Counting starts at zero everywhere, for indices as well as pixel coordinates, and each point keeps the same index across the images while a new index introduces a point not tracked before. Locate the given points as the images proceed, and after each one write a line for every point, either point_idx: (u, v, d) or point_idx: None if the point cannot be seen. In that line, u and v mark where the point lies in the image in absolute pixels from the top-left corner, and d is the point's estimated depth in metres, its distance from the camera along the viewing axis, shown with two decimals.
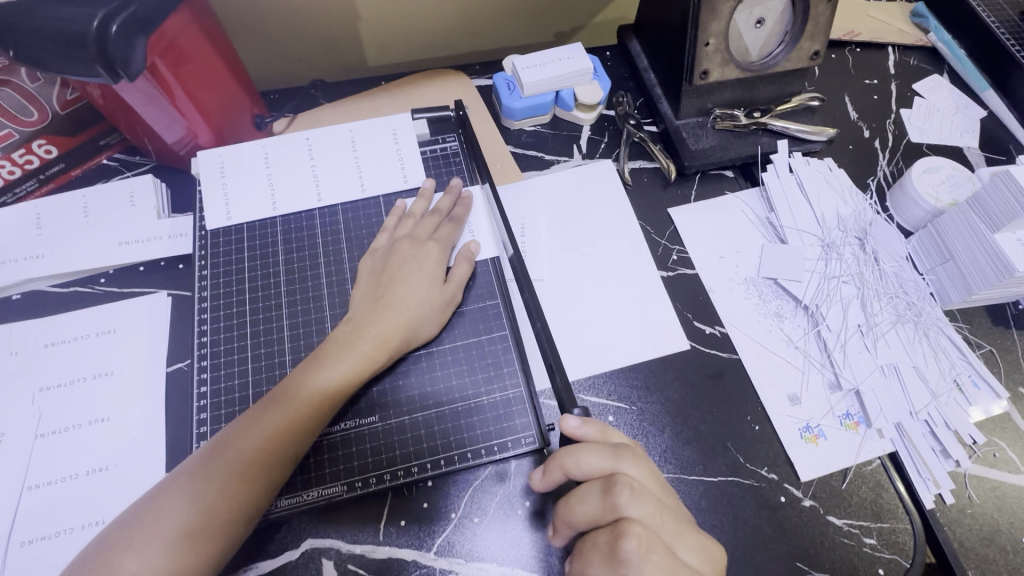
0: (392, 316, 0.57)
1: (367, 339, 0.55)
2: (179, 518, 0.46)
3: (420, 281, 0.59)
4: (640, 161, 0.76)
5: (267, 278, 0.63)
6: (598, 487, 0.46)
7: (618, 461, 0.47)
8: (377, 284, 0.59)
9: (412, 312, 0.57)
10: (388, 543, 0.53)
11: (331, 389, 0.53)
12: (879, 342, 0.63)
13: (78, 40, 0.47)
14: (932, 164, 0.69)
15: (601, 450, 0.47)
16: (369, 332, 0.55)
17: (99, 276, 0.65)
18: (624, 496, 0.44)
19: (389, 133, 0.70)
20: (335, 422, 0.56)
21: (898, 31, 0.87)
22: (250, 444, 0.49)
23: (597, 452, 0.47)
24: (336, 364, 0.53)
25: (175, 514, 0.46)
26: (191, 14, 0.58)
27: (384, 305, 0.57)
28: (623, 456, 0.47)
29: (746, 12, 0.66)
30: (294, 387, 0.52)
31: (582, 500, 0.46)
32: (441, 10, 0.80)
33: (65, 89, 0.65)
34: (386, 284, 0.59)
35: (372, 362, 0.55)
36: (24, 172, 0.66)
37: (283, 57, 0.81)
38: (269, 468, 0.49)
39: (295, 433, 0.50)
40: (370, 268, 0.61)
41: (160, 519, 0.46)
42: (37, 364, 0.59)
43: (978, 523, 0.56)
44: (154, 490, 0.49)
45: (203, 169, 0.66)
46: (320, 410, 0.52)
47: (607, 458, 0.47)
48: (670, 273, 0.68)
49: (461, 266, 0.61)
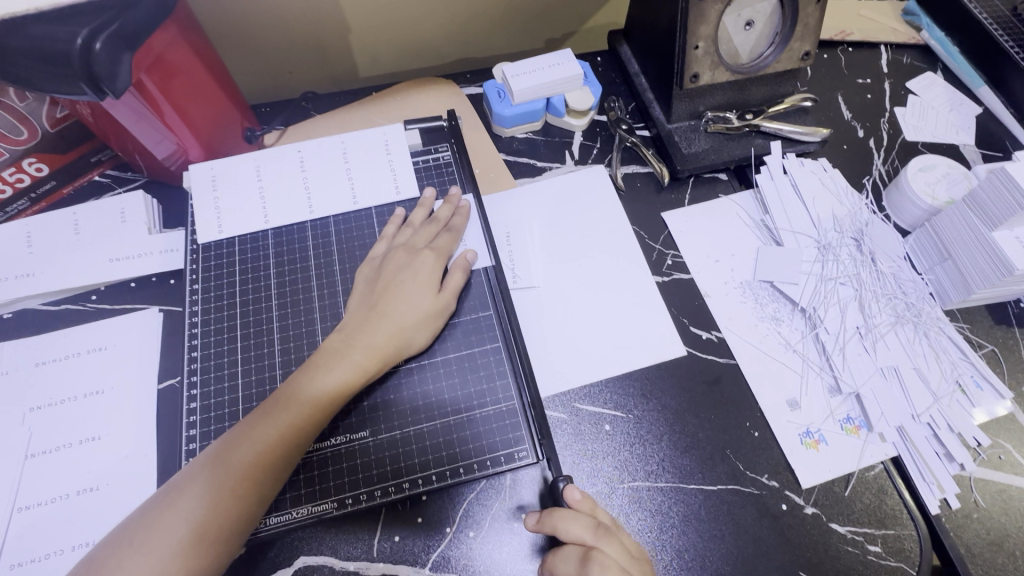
0: (382, 328, 0.56)
1: (358, 349, 0.55)
2: (173, 533, 0.46)
3: (412, 291, 0.58)
4: (632, 166, 0.75)
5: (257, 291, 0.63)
6: (575, 556, 0.47)
7: (599, 538, 0.48)
8: (370, 292, 0.59)
9: (406, 319, 0.57)
10: (383, 559, 0.52)
11: (325, 398, 0.52)
12: (879, 343, 0.62)
13: (61, 59, 0.47)
14: (927, 163, 0.69)
15: (585, 524, 0.48)
16: (360, 343, 0.55)
17: (91, 293, 0.64)
18: (595, 571, 0.45)
19: (380, 144, 0.70)
20: (324, 439, 0.55)
21: (890, 29, 0.87)
22: (245, 456, 0.49)
23: (581, 525, 0.48)
24: (330, 373, 0.53)
25: (168, 530, 0.46)
26: (178, 30, 0.58)
27: (377, 314, 0.57)
28: (604, 536, 0.48)
29: (734, 15, 0.66)
30: (289, 396, 0.52)
31: (561, 562, 0.48)
32: (431, 21, 0.81)
33: (54, 108, 0.64)
34: (378, 294, 0.58)
35: (362, 373, 0.54)
36: (15, 191, 0.66)
37: (274, 70, 0.81)
38: (265, 479, 0.49)
39: (289, 442, 0.50)
40: (363, 282, 0.61)
41: (154, 535, 0.46)
42: (28, 384, 0.58)
43: (986, 528, 0.55)
44: (147, 503, 0.48)
45: (195, 183, 0.66)
46: (314, 420, 0.52)
47: (588, 533, 0.48)
48: (665, 277, 0.68)
49: (456, 275, 0.61)
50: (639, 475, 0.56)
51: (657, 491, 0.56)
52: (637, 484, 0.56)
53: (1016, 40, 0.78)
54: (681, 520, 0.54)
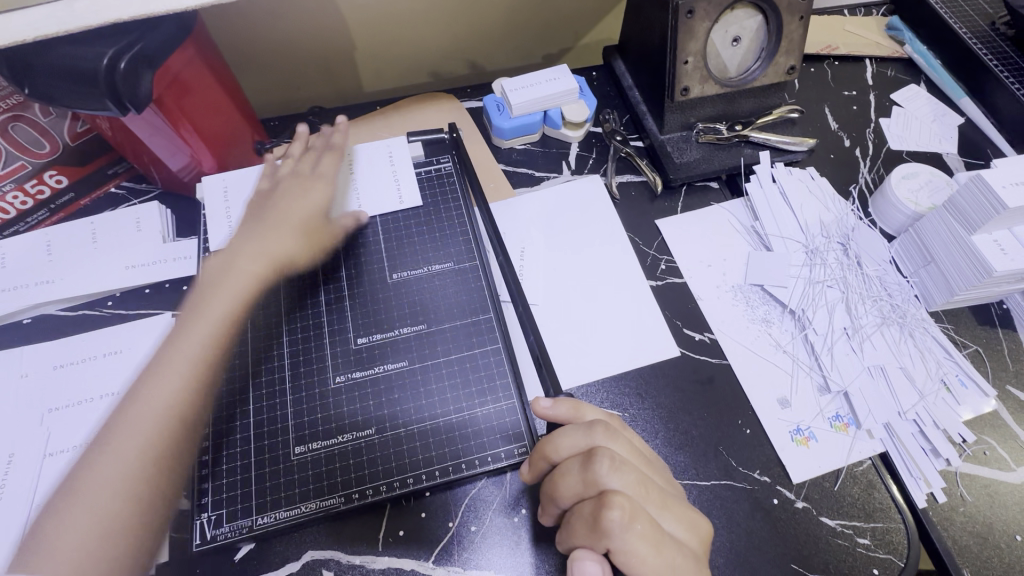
0: (222, 302, 0.61)
1: (202, 320, 0.60)
2: (103, 481, 0.49)
3: (269, 237, 0.65)
4: (627, 175, 0.78)
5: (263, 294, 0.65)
6: (579, 462, 0.47)
7: (593, 438, 0.48)
8: (212, 278, 0.63)
9: (237, 298, 0.62)
10: (389, 553, 0.54)
11: (196, 376, 0.56)
12: (866, 343, 0.64)
13: (89, 77, 0.50)
14: (910, 171, 0.72)
15: (577, 431, 0.49)
16: (204, 315, 0.60)
17: (107, 299, 0.67)
18: (604, 467, 0.45)
19: (385, 156, 0.75)
20: (320, 440, 0.57)
21: (874, 44, 0.90)
22: (156, 407, 0.53)
23: (573, 433, 0.49)
24: (183, 348, 0.58)
25: (101, 475, 0.50)
26: (196, 50, 0.61)
27: (215, 287, 0.62)
28: (597, 431, 0.49)
29: (721, 31, 0.69)
30: (175, 368, 0.57)
31: (565, 475, 0.47)
32: (432, 38, 0.84)
33: (75, 122, 0.69)
34: (225, 272, 0.63)
35: (210, 345, 0.59)
36: (36, 202, 0.69)
37: (283, 86, 0.85)
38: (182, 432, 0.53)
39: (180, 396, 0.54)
40: (255, 248, 0.64)
41: (78, 492, 0.50)
42: (47, 386, 0.61)
43: (972, 521, 0.57)
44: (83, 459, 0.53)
45: (207, 194, 0.69)
46: (202, 389, 0.56)
47: (582, 438, 0.48)
48: (659, 281, 0.70)
49: (333, 229, 0.68)
50: None
51: None
52: None
53: (1016, 75, 0.79)
54: None
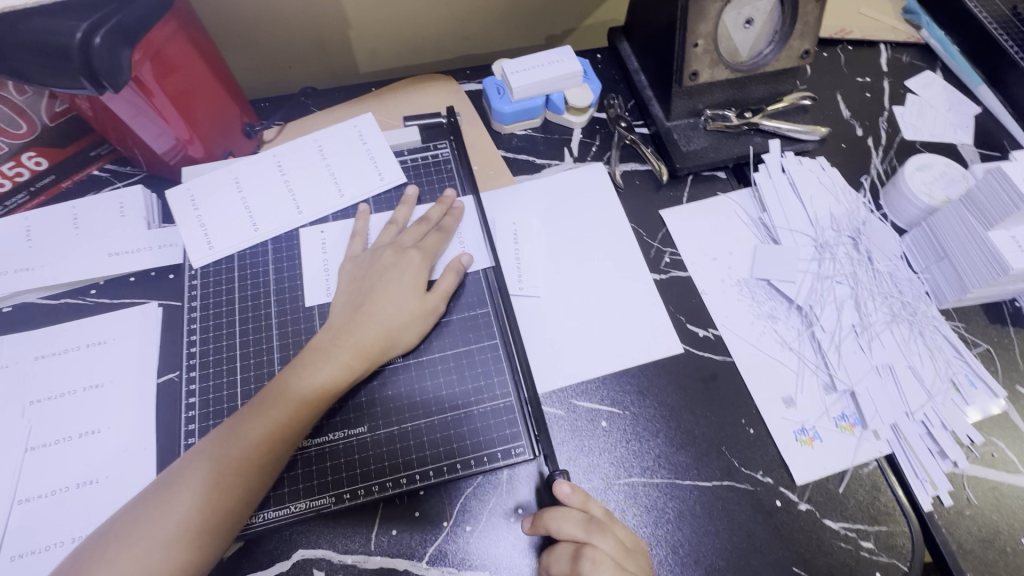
0: (364, 329, 0.56)
1: (345, 348, 0.55)
2: (168, 522, 0.46)
3: (400, 290, 0.58)
4: (631, 163, 0.76)
5: (281, 303, 0.62)
6: (569, 551, 0.48)
7: (590, 534, 0.48)
8: (358, 291, 0.59)
9: (390, 318, 0.57)
10: (380, 552, 0.52)
11: (309, 399, 0.52)
12: (874, 342, 0.62)
13: (62, 52, 0.47)
14: (925, 163, 0.69)
15: (577, 522, 0.49)
16: (347, 339, 0.55)
17: (90, 287, 0.65)
18: (586, 567, 0.46)
19: (356, 137, 0.71)
20: (310, 438, 0.55)
21: (889, 28, 0.87)
22: (246, 458, 0.49)
23: (572, 522, 0.49)
24: (314, 374, 0.53)
25: (156, 520, 0.46)
26: (179, 24, 0.58)
27: (362, 313, 0.57)
28: (596, 531, 0.48)
29: (734, 13, 0.66)
30: (264, 403, 0.52)
31: (556, 561, 0.49)
32: (431, 17, 0.81)
33: (53, 101, 0.64)
34: (362, 292, 0.59)
35: (350, 371, 0.54)
36: (15, 185, 0.66)
37: (275, 63, 0.81)
38: (251, 488, 0.49)
39: (276, 437, 0.50)
40: (344, 293, 0.60)
41: (130, 541, 0.46)
42: (27, 377, 0.58)
43: (977, 524, 0.55)
44: (139, 496, 0.49)
45: (175, 204, 0.66)
46: (300, 421, 0.52)
47: (580, 530, 0.48)
48: (663, 275, 0.68)
49: (445, 277, 0.61)
50: (636, 470, 0.57)
51: (653, 487, 0.56)
52: (634, 480, 0.56)
53: (1016, 40, 0.77)
54: (676, 515, 0.55)
